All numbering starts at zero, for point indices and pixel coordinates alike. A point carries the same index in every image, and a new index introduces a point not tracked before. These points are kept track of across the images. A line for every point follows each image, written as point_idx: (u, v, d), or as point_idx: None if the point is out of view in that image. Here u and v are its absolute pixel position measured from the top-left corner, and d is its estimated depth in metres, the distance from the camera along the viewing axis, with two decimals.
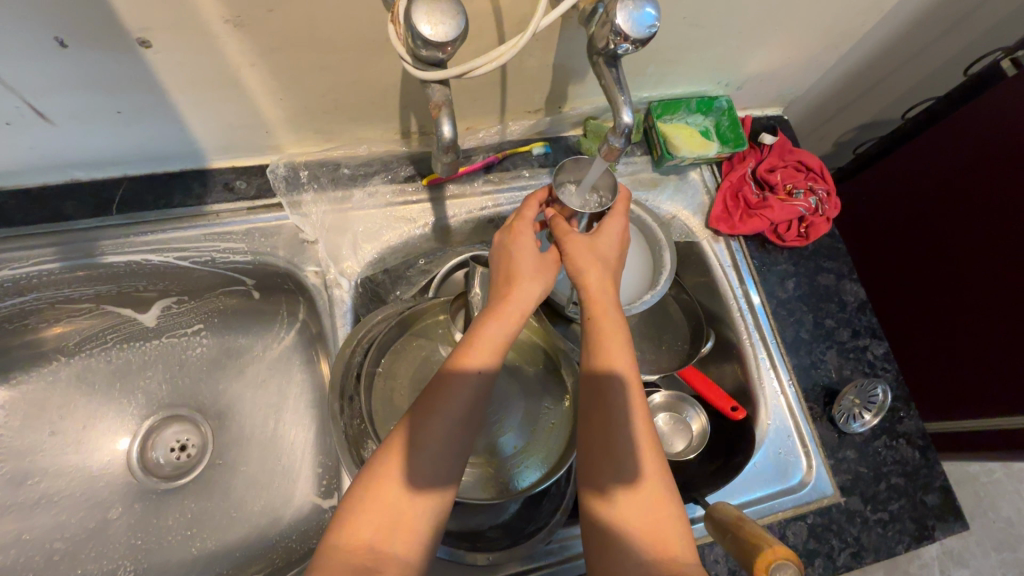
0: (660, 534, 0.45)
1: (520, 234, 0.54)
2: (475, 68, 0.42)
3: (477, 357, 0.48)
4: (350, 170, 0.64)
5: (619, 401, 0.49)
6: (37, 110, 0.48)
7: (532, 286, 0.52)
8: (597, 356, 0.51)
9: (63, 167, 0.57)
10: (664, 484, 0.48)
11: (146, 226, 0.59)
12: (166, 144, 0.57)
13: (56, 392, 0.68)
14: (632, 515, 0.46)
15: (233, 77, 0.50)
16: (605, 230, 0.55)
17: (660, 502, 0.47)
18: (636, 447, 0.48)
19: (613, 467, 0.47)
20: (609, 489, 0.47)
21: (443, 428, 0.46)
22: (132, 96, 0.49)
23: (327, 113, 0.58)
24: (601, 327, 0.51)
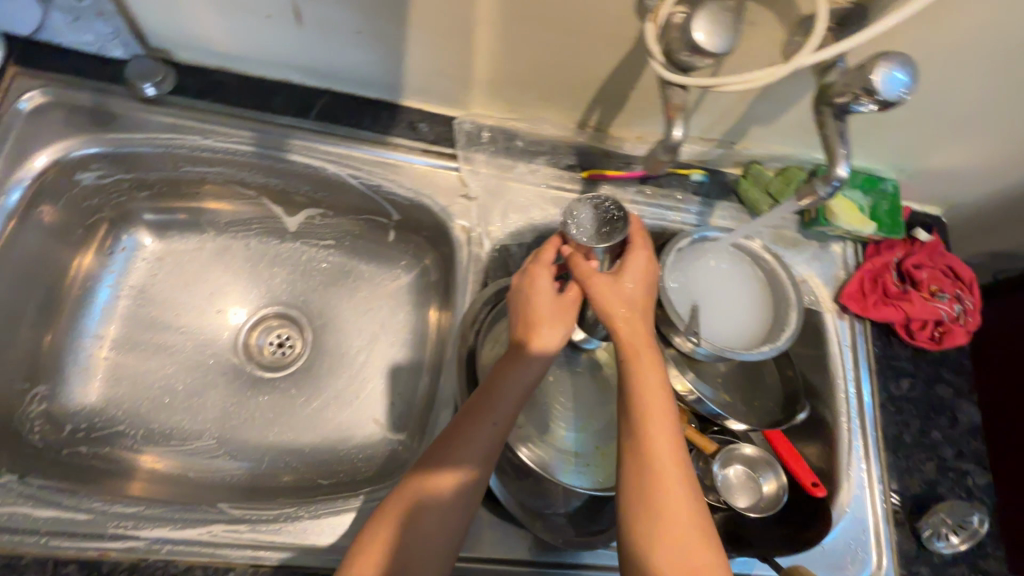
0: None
1: (539, 278, 0.55)
2: (726, 84, 0.42)
3: (497, 410, 0.52)
4: (524, 143, 0.66)
5: (658, 450, 0.49)
6: (295, 10, 0.54)
7: (552, 333, 0.54)
8: (633, 404, 0.51)
9: (284, 67, 0.63)
10: (704, 539, 0.46)
11: (334, 138, 0.64)
12: (378, 72, 0.62)
13: (196, 258, 0.74)
14: (663, 570, 0.45)
15: (469, 30, 0.54)
16: (629, 261, 0.55)
17: (698, 559, 0.45)
18: (671, 496, 0.47)
19: (647, 517, 0.47)
20: (643, 539, 0.46)
21: (460, 476, 0.49)
22: (378, 21, 0.54)
23: (526, 86, 0.61)
24: (640, 375, 0.52)
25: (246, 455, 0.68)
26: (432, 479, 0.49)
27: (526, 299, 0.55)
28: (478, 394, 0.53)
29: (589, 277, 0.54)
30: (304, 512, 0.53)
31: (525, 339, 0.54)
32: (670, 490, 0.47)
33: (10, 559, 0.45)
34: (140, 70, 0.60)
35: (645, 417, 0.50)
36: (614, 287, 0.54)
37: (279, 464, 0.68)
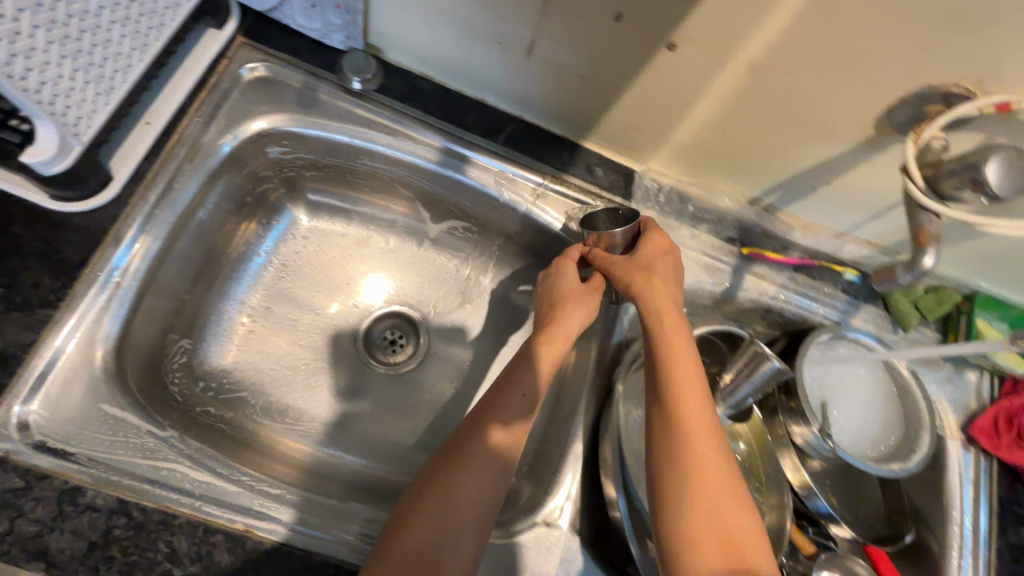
0: (739, 555, 0.44)
1: (567, 268, 0.61)
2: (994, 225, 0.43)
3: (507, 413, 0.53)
4: (694, 209, 0.67)
5: (693, 417, 0.50)
6: (529, 45, 0.55)
7: (575, 312, 0.59)
8: (665, 376, 0.51)
9: (484, 89, 0.64)
10: (742, 504, 0.47)
11: (515, 165, 0.65)
12: (576, 113, 0.63)
13: (338, 243, 0.75)
14: (699, 528, 0.45)
15: (691, 102, 0.55)
16: (651, 238, 0.58)
17: (737, 523, 0.46)
18: (699, 450, 0.48)
19: (682, 483, 0.47)
20: (677, 504, 0.47)
21: (472, 489, 0.49)
22: (605, 72, 0.55)
23: (718, 158, 0.61)
24: (671, 348, 0.53)
25: (352, 448, 0.68)
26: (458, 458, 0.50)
27: (551, 287, 0.61)
28: (485, 403, 0.55)
29: (607, 263, 0.59)
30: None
31: (550, 317, 0.59)
32: (705, 455, 0.48)
33: (167, 517, 0.47)
34: (354, 63, 0.62)
35: (676, 386, 0.51)
36: (631, 266, 0.58)
37: (380, 465, 0.68)
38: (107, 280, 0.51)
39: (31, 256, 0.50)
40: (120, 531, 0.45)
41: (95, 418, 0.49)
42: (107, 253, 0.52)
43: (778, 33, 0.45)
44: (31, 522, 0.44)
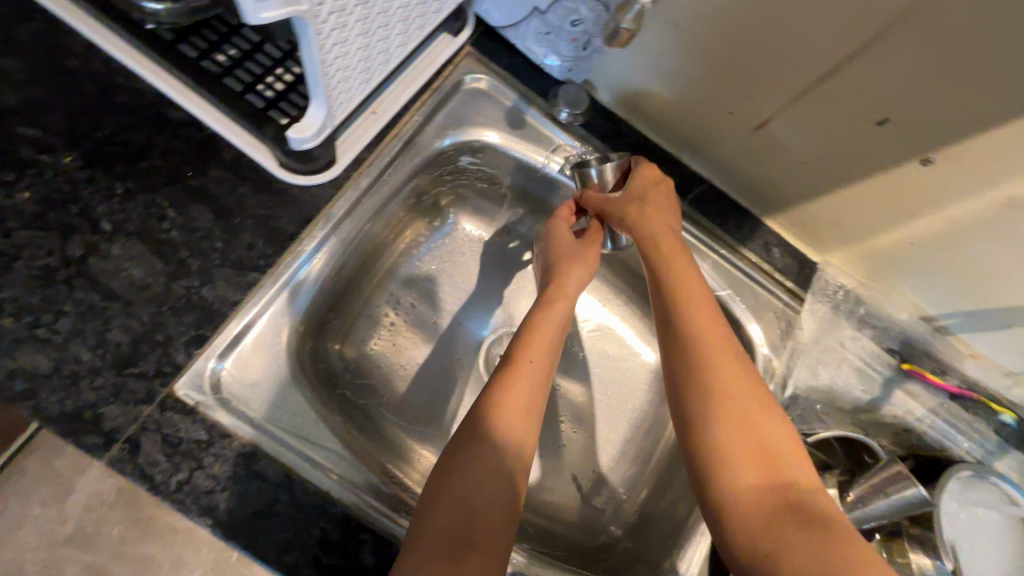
0: (776, 467, 0.45)
1: (559, 227, 0.61)
2: None
3: (510, 393, 0.48)
4: (865, 312, 0.65)
5: (708, 335, 0.51)
6: (766, 120, 0.55)
7: (581, 268, 0.58)
8: (674, 300, 0.53)
9: (686, 147, 0.64)
10: (768, 417, 0.47)
11: (696, 228, 0.65)
12: (774, 192, 0.62)
13: (487, 256, 0.73)
14: (737, 450, 0.46)
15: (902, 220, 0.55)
16: (640, 172, 0.58)
17: (769, 431, 0.46)
18: (719, 365, 0.49)
19: (708, 397, 0.48)
20: (703, 417, 0.48)
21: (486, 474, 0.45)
22: (832, 165, 0.55)
23: (910, 272, 0.60)
24: (674, 275, 0.53)
25: None
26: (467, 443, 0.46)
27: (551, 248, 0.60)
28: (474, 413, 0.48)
29: (605, 209, 0.59)
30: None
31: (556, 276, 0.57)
32: (725, 369, 0.49)
33: (326, 503, 0.47)
34: (569, 95, 0.62)
35: (687, 307, 0.52)
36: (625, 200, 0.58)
37: None
38: (304, 263, 0.52)
39: (250, 217, 0.51)
40: (281, 506, 0.46)
41: (276, 387, 0.50)
42: (294, 259, 0.52)
43: None
44: (208, 477, 0.45)
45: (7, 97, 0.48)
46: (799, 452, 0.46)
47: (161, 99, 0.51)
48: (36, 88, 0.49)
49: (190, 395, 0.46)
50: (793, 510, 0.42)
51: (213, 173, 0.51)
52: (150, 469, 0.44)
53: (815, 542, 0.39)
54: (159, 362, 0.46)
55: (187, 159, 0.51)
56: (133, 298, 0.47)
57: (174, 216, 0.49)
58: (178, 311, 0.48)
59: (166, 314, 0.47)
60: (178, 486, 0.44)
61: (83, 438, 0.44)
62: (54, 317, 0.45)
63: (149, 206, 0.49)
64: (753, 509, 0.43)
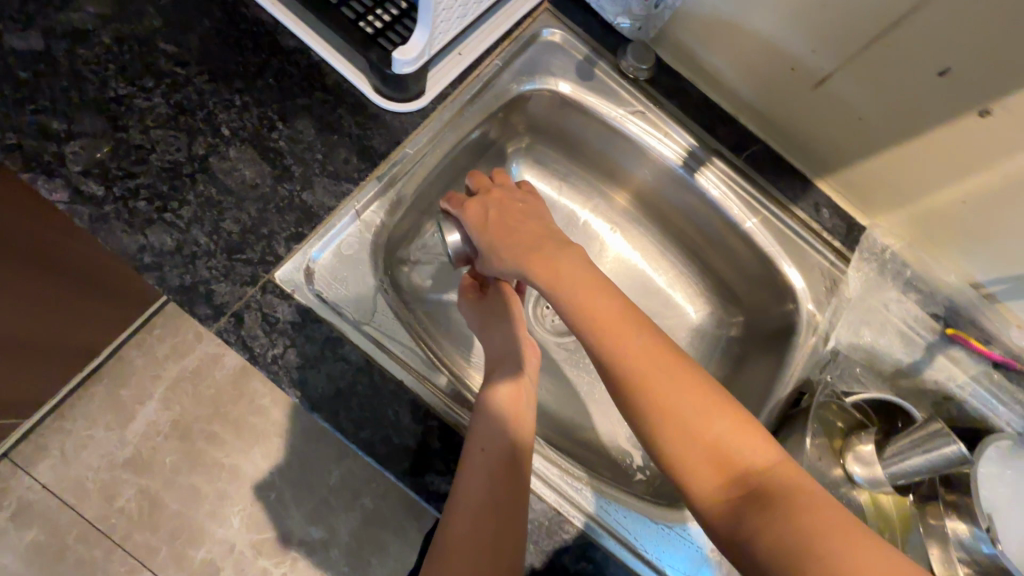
0: (729, 453, 0.41)
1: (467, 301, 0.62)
2: None
3: (497, 395, 0.53)
4: (910, 275, 0.67)
5: (626, 339, 0.46)
6: (826, 77, 0.58)
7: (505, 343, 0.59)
8: (592, 326, 0.48)
9: (744, 106, 0.68)
10: (713, 404, 0.43)
11: (752, 184, 0.68)
12: (829, 152, 0.65)
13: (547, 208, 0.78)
14: (690, 455, 0.42)
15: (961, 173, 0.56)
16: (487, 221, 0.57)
17: (710, 421, 0.42)
18: (643, 363, 0.45)
19: (643, 421, 0.44)
20: (652, 440, 0.44)
21: (460, 475, 0.49)
22: (891, 121, 0.57)
23: (960, 234, 0.62)
24: (583, 292, 0.49)
25: None
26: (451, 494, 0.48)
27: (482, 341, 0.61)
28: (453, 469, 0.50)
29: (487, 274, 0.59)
30: (610, 489, 0.59)
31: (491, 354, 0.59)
32: (646, 375, 0.45)
33: (399, 391, 0.52)
34: (637, 51, 0.67)
35: (593, 322, 0.48)
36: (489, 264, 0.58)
37: None
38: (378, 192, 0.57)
39: (347, 136, 0.57)
40: (360, 389, 0.51)
41: (361, 289, 0.56)
42: (378, 178, 0.57)
43: None
44: (298, 355, 0.50)
45: (151, 17, 0.55)
46: (744, 427, 0.43)
47: (277, 29, 0.58)
48: (175, 11, 0.56)
49: (287, 282, 0.52)
50: (757, 495, 0.39)
51: (317, 95, 0.57)
52: (251, 342, 0.50)
53: (788, 530, 0.36)
54: (263, 252, 0.52)
55: (295, 82, 0.57)
56: (244, 196, 0.53)
57: (282, 128, 0.56)
58: (282, 210, 0.54)
59: (270, 213, 0.53)
60: (273, 359, 0.50)
61: (197, 308, 0.50)
62: (179, 205, 0.52)
63: (260, 119, 0.55)
64: (723, 514, 0.40)
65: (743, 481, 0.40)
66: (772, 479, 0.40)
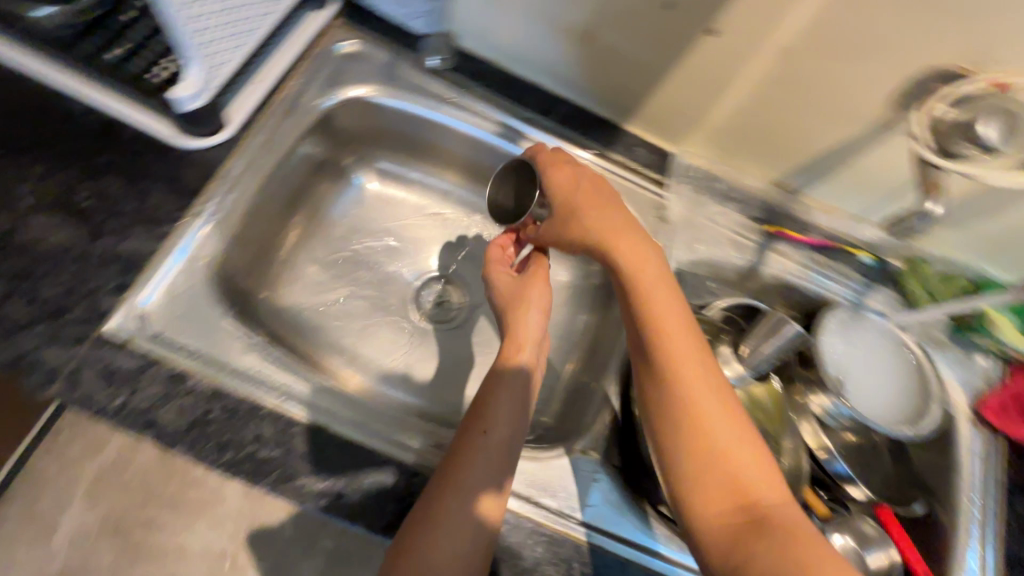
0: (747, 485, 0.46)
1: (498, 273, 0.66)
2: (994, 178, 0.49)
3: (485, 504, 0.49)
4: (723, 188, 0.75)
5: (684, 367, 0.51)
6: (590, 31, 0.65)
7: (531, 317, 0.61)
8: (655, 342, 0.53)
9: (542, 73, 0.73)
10: (755, 455, 0.48)
11: (564, 139, 0.73)
12: (622, 97, 0.71)
13: (399, 210, 0.82)
14: (710, 475, 0.47)
15: (732, 75, 0.62)
16: (564, 204, 0.62)
17: (741, 464, 0.47)
18: (688, 391, 0.50)
19: (676, 432, 0.49)
20: (678, 450, 0.49)
21: (412, 561, 0.46)
22: (656, 55, 0.64)
23: (748, 141, 0.69)
24: (654, 323, 0.54)
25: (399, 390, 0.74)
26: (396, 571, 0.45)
27: (507, 297, 0.63)
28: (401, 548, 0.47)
29: (555, 239, 0.63)
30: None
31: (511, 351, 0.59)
32: (694, 401, 0.50)
33: (257, 406, 0.53)
34: (432, 45, 0.72)
35: (674, 356, 0.52)
36: (558, 224, 0.62)
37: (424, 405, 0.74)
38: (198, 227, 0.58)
39: (159, 180, 0.59)
40: (214, 415, 0.52)
41: (204, 322, 0.56)
42: (196, 214, 0.59)
43: (806, 20, 0.53)
44: (144, 398, 0.51)
45: None
46: (776, 483, 0.47)
47: (61, 94, 0.58)
48: None
49: (117, 332, 0.52)
50: (760, 521, 0.44)
51: (119, 148, 0.59)
52: (92, 397, 0.50)
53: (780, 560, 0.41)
54: (88, 308, 0.53)
55: (93, 141, 0.58)
56: (58, 259, 0.53)
57: (86, 186, 0.56)
58: (101, 264, 0.54)
59: (90, 269, 0.54)
60: (118, 408, 0.50)
61: (26, 380, 0.49)
62: None
63: (62, 183, 0.56)
64: (725, 535, 0.44)
65: (745, 508, 0.45)
66: (776, 514, 0.44)
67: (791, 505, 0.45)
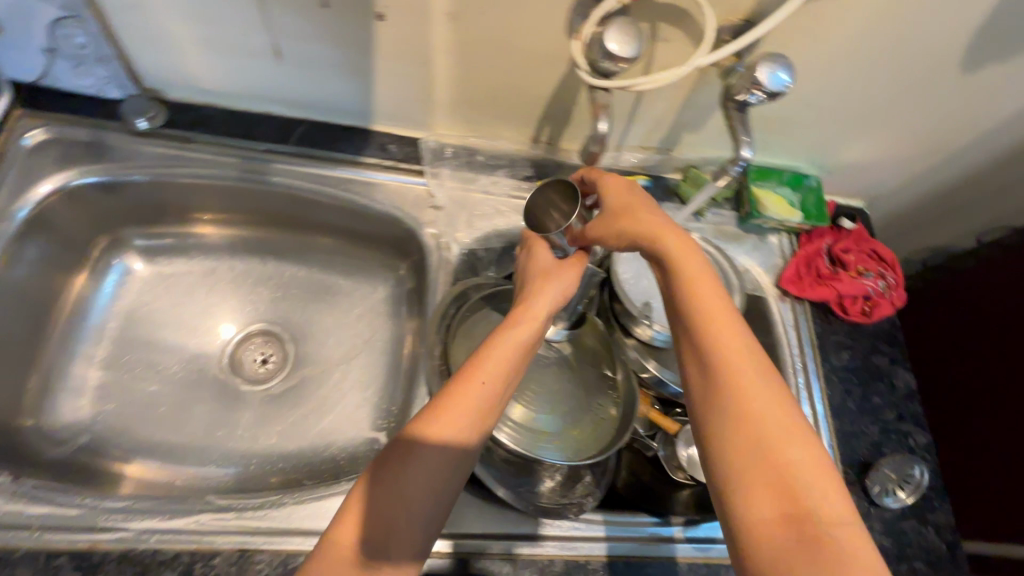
0: (798, 493, 0.43)
1: (539, 251, 0.61)
2: (640, 84, 0.51)
3: (481, 406, 0.50)
4: (484, 158, 0.75)
5: (741, 377, 0.48)
6: (276, 48, 0.62)
7: (547, 296, 0.57)
8: (715, 351, 0.50)
9: (265, 100, 0.70)
10: (807, 459, 0.45)
11: (313, 160, 0.72)
12: (349, 101, 0.70)
13: (184, 282, 0.79)
14: (754, 478, 0.45)
15: (426, 48, 0.61)
16: (613, 204, 0.58)
17: (791, 464, 0.44)
18: (772, 410, 0.47)
19: (723, 430, 0.47)
20: (724, 448, 0.47)
21: (416, 476, 0.46)
22: (349, 53, 0.62)
23: (484, 106, 0.69)
24: (712, 334, 0.50)
25: (234, 463, 0.72)
26: (398, 477, 0.46)
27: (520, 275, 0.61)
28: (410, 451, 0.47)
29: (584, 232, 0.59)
30: (333, 487, 0.59)
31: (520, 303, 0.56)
32: (751, 405, 0.47)
33: (6, 553, 0.49)
34: (134, 108, 0.69)
35: (724, 356, 0.49)
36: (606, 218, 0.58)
37: (263, 470, 0.72)
38: None
39: None
40: None
41: None
42: None
43: None
44: None
45: None
46: (833, 490, 0.44)
47: None
48: None
49: None
50: (810, 536, 0.41)
51: None
52: None
53: None
54: None
55: None
56: None
57: None
58: None
59: None
60: None
61: None
62: None
63: None
64: (773, 544, 0.42)
65: (802, 524, 0.42)
66: (826, 528, 0.42)
67: (850, 525, 0.42)
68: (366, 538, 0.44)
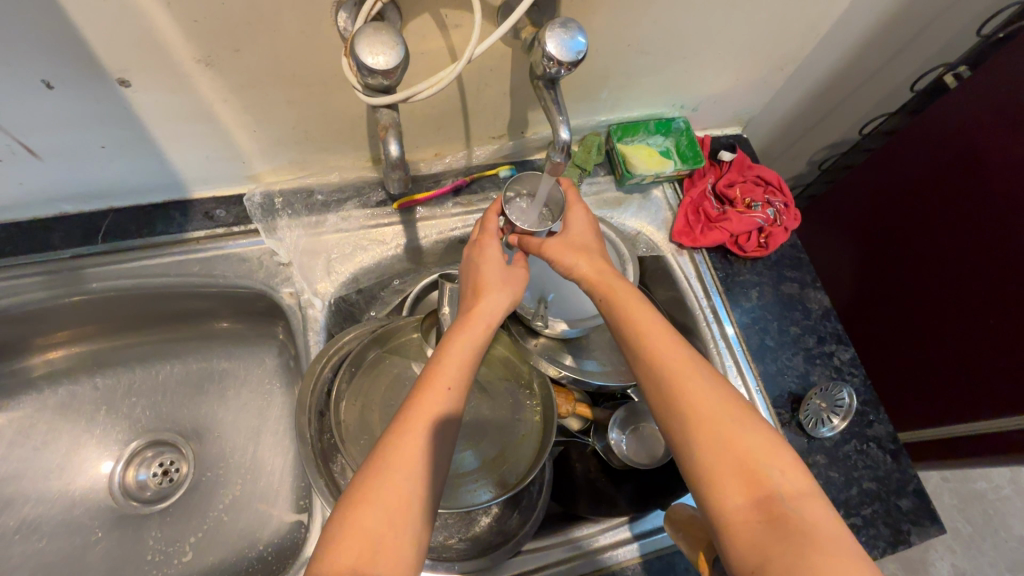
0: (760, 473, 0.40)
1: (488, 245, 0.56)
2: (419, 92, 0.45)
3: (451, 393, 0.48)
4: (323, 196, 0.68)
5: (680, 373, 0.46)
6: (26, 148, 0.53)
7: (498, 296, 0.54)
8: (650, 352, 0.48)
9: (50, 201, 0.61)
10: (762, 436, 0.42)
11: (130, 252, 0.63)
12: (148, 178, 0.62)
13: (40, 419, 0.71)
14: (716, 464, 0.41)
15: (201, 103, 0.53)
16: (570, 236, 0.57)
17: (747, 445, 0.41)
18: (714, 396, 0.44)
19: (676, 425, 0.44)
20: (683, 443, 0.43)
21: (404, 473, 0.43)
22: (114, 132, 0.54)
23: (301, 144, 0.62)
24: (648, 337, 0.49)
25: None
26: (384, 471, 0.43)
27: (474, 266, 0.57)
28: (392, 448, 0.44)
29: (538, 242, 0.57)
30: None
31: (471, 301, 0.54)
32: (697, 396, 0.44)
33: None
34: None
35: (665, 355, 0.47)
36: (566, 241, 0.57)
37: None
38: None
39: None
40: None
41: None
42: None
43: (179, 29, 0.45)
44: None
45: None
46: (792, 463, 0.41)
47: None
48: None
49: None
50: (782, 517, 0.37)
51: None
52: None
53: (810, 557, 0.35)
54: None
55: None
56: None
57: None
58: None
59: None
60: None
61: None
62: None
63: None
64: (747, 533, 0.38)
65: (770, 505, 0.38)
66: (795, 505, 0.38)
67: (816, 497, 0.39)
68: (399, 533, 0.41)
